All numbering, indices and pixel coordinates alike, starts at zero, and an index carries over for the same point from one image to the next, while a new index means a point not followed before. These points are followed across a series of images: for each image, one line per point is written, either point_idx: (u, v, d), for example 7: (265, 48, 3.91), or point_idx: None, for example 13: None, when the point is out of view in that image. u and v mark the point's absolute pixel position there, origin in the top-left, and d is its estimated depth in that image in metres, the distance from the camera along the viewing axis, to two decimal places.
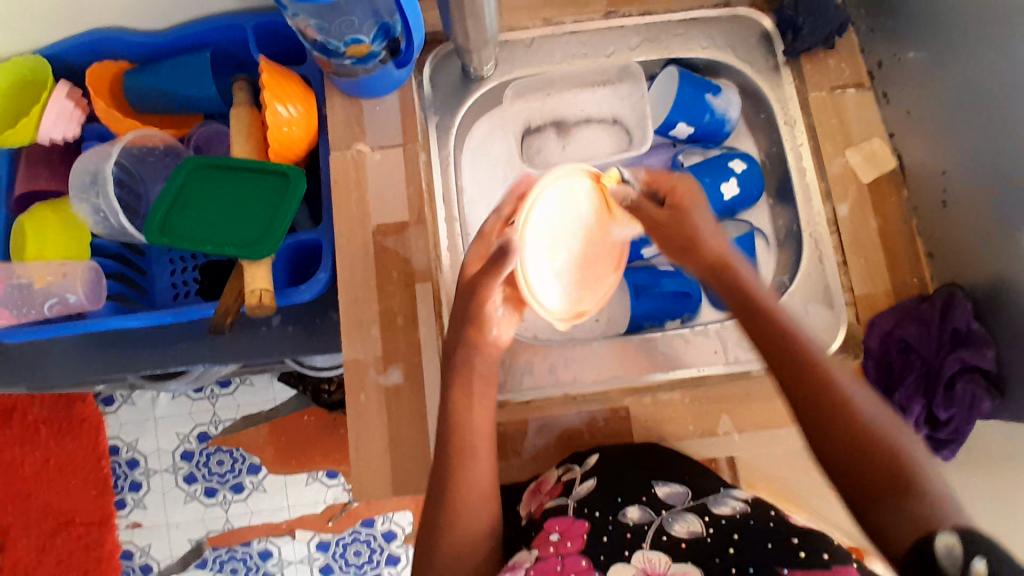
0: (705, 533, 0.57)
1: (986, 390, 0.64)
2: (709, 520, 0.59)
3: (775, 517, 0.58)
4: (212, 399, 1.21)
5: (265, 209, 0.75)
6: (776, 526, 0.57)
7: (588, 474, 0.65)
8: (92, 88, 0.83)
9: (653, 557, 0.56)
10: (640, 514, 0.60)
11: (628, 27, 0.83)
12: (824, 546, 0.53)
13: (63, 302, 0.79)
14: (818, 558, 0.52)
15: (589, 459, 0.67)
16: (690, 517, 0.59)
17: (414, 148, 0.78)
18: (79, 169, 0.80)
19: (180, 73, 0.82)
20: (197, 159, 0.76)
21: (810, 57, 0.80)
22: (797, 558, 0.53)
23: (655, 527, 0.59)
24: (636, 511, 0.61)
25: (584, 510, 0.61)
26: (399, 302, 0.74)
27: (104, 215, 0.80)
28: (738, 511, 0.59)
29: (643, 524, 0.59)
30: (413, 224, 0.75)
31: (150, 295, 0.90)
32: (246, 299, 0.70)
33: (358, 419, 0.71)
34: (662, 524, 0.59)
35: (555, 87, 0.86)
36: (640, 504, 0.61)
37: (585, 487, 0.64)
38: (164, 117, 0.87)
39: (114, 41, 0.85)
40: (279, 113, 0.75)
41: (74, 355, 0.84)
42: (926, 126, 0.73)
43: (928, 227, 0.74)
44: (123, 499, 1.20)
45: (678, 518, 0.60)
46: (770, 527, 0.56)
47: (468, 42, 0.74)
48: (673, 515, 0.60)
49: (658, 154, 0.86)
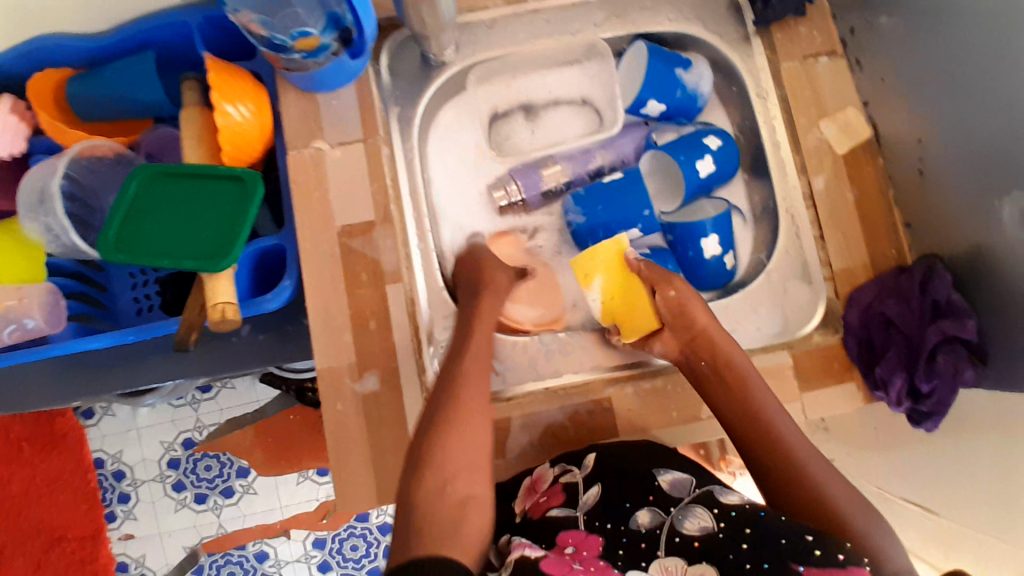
0: (716, 529, 0.54)
1: (968, 360, 0.63)
2: (718, 512, 0.56)
3: (788, 514, 0.53)
4: (194, 406, 1.18)
5: (222, 215, 0.71)
6: (789, 521, 0.52)
7: (591, 480, 0.63)
8: (35, 101, 0.79)
9: (670, 564, 0.53)
10: (650, 518, 0.58)
11: (592, 3, 0.80)
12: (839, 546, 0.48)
13: (21, 328, 0.75)
14: (831, 558, 0.48)
15: (587, 459, 0.66)
16: (699, 511, 0.57)
17: (376, 142, 0.74)
18: (28, 187, 0.76)
19: (123, 76, 0.77)
20: (150, 167, 0.72)
21: (782, 25, 0.77)
22: (810, 555, 0.48)
23: (666, 530, 0.56)
24: (646, 514, 0.58)
25: (594, 523, 0.59)
26: (371, 304, 0.71)
27: (56, 233, 0.75)
28: (748, 503, 0.56)
29: (655, 528, 0.57)
30: (379, 224, 0.73)
31: (113, 311, 0.86)
32: (208, 315, 0.68)
33: (337, 429, 0.69)
34: (673, 525, 0.57)
35: (520, 69, 0.83)
36: (648, 506, 0.59)
37: (590, 497, 0.62)
38: (112, 124, 0.83)
39: (48, 48, 0.79)
40: (227, 113, 0.71)
41: (42, 379, 0.81)
42: (900, 93, 0.71)
43: (905, 196, 0.73)
44: (113, 511, 1.18)
45: (688, 515, 0.57)
46: (783, 521, 0.52)
47: (424, 28, 0.70)
48: (683, 513, 0.57)
49: (631, 133, 0.83)
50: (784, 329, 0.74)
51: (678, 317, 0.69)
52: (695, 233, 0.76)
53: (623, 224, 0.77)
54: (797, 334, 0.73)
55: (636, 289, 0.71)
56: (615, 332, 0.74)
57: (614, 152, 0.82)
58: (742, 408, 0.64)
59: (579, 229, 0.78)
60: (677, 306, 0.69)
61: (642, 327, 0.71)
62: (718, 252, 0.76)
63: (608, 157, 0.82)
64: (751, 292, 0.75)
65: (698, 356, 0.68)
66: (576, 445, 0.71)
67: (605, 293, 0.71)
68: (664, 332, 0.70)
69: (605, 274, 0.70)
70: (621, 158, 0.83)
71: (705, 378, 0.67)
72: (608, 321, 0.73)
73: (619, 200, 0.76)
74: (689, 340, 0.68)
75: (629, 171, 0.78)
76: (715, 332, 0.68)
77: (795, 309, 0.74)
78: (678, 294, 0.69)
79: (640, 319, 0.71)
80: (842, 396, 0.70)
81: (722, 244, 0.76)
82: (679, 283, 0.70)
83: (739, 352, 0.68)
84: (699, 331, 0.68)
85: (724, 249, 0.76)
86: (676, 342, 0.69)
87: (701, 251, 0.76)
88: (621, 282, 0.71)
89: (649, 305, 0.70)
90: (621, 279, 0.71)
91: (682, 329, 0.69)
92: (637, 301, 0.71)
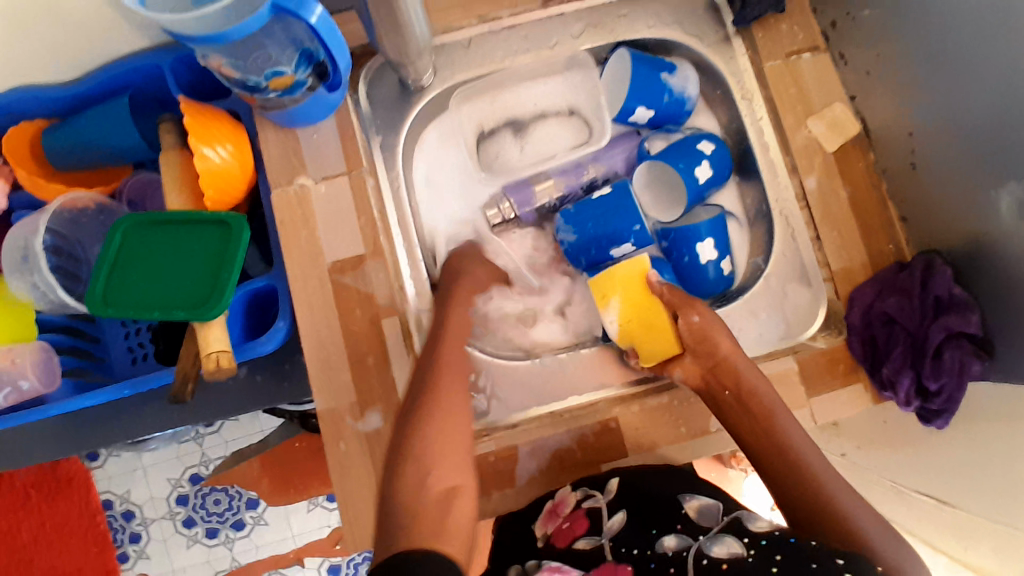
0: (745, 554, 0.54)
1: (974, 353, 0.62)
2: (748, 540, 0.55)
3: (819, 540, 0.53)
4: (198, 440, 1.16)
5: (210, 262, 0.70)
6: (820, 546, 0.52)
7: (617, 507, 0.65)
8: (11, 157, 0.78)
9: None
10: (677, 541, 0.59)
11: (568, 14, 0.79)
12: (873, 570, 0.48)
13: (15, 390, 0.74)
14: None
15: (610, 484, 0.67)
16: (728, 539, 0.57)
17: (360, 174, 0.73)
18: (12, 246, 0.74)
19: (97, 125, 0.76)
20: (133, 218, 0.71)
21: (761, 24, 0.76)
22: None
23: (693, 552, 0.57)
24: (673, 539, 0.59)
25: (620, 550, 0.61)
26: (367, 341, 0.70)
27: (44, 291, 0.74)
28: (777, 529, 0.56)
29: (682, 551, 0.58)
30: (369, 257, 0.71)
31: (106, 362, 0.85)
32: (202, 365, 0.67)
33: (342, 470, 0.68)
34: (701, 548, 0.57)
35: (502, 85, 0.82)
36: (676, 532, 0.60)
37: (615, 522, 0.64)
38: (89, 175, 0.82)
39: (22, 101, 0.78)
40: (207, 157, 0.69)
41: (40, 435, 0.79)
42: (886, 85, 0.70)
43: (899, 190, 0.72)
44: (125, 552, 1.17)
45: (716, 541, 0.57)
46: (812, 545, 0.52)
47: (400, 56, 0.69)
48: (712, 539, 0.57)
49: (623, 144, 0.82)
50: (787, 331, 0.74)
51: (701, 343, 0.68)
52: (690, 237, 0.74)
53: (614, 241, 0.75)
54: (801, 337, 0.73)
55: (656, 312, 0.70)
56: (632, 355, 0.73)
57: (606, 164, 0.82)
58: (759, 438, 0.64)
59: (570, 247, 0.77)
60: (700, 332, 0.68)
61: (662, 352, 0.70)
62: (715, 257, 0.75)
63: (600, 170, 0.82)
64: (751, 298, 0.75)
65: (722, 384, 0.66)
66: (585, 467, 0.69)
67: (626, 313, 0.70)
68: (685, 358, 0.69)
69: (623, 297, 0.70)
70: (613, 171, 0.82)
71: (728, 406, 0.66)
72: (625, 342, 0.72)
73: (610, 215, 0.75)
74: (712, 367, 0.67)
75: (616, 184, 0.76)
76: (735, 358, 0.67)
77: (794, 311, 0.74)
78: (701, 320, 0.68)
79: (660, 344, 0.69)
80: (848, 398, 0.69)
81: (718, 249, 0.75)
82: (702, 308, 0.69)
83: (747, 363, 0.67)
84: (722, 358, 0.67)
85: (721, 254, 0.75)
86: (699, 367, 0.68)
87: (697, 255, 0.74)
88: (642, 302, 0.70)
89: (670, 330, 0.69)
90: (640, 304, 0.70)
91: (701, 356, 0.68)
92: (655, 319, 0.70)
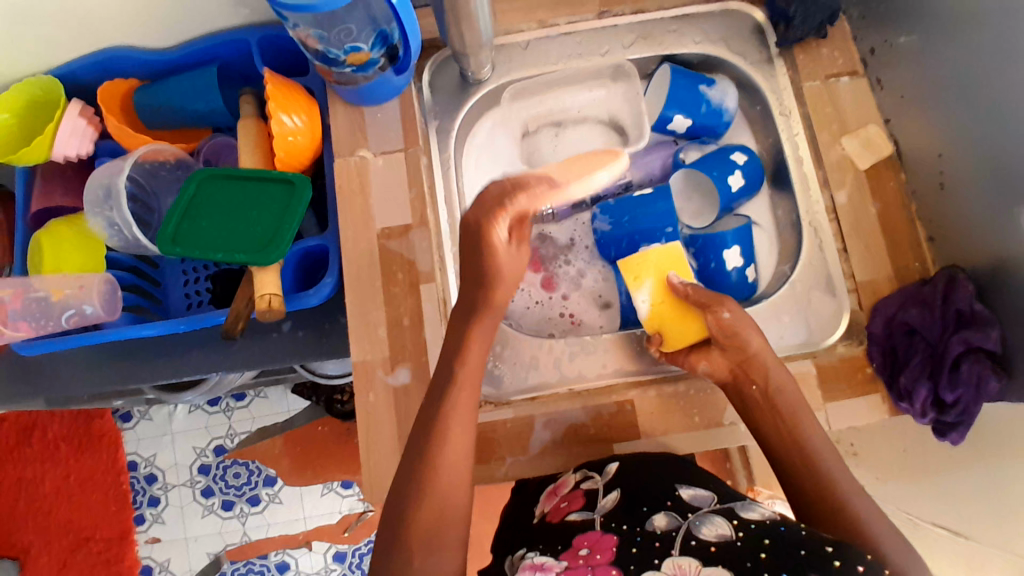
0: (734, 537, 0.56)
1: (992, 370, 0.63)
2: (738, 523, 0.58)
3: (809, 529, 0.56)
4: (227, 412, 1.23)
5: (270, 217, 0.76)
6: (810, 535, 0.55)
7: (612, 486, 0.67)
8: (103, 106, 0.85)
9: (684, 563, 0.56)
10: (667, 521, 0.61)
11: (622, 26, 0.85)
12: (861, 559, 0.50)
13: (80, 314, 0.81)
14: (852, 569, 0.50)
15: (609, 467, 0.69)
16: (717, 520, 0.59)
17: (415, 152, 0.79)
18: (93, 183, 0.82)
19: (186, 88, 0.85)
20: (207, 171, 0.78)
21: (803, 46, 0.81)
22: (831, 564, 0.51)
23: (683, 533, 0.59)
24: (663, 518, 0.61)
25: (611, 525, 0.62)
26: (405, 304, 0.75)
27: (118, 228, 0.81)
28: (770, 518, 0.58)
29: (671, 530, 0.60)
30: (416, 227, 0.77)
31: (164, 304, 0.92)
32: (256, 304, 0.72)
33: (368, 421, 0.72)
34: (690, 529, 0.59)
35: (550, 87, 0.86)
36: (666, 511, 0.62)
37: (609, 500, 0.65)
38: (176, 132, 0.90)
39: (123, 59, 0.87)
40: (283, 123, 0.77)
41: (89, 364, 0.86)
42: (920, 109, 0.73)
43: (927, 209, 0.74)
44: (142, 514, 1.22)
45: (706, 521, 0.59)
46: (804, 535, 0.54)
47: (464, 47, 0.75)
48: (701, 519, 0.60)
49: (659, 151, 0.87)
50: (808, 338, 0.74)
51: (730, 338, 0.69)
52: (717, 244, 0.78)
53: (647, 237, 0.79)
54: (822, 343, 0.74)
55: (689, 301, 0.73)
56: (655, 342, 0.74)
57: (642, 169, 0.86)
58: (789, 434, 0.66)
59: (604, 235, 0.81)
60: (730, 329, 0.70)
61: (688, 337, 0.73)
62: (740, 264, 0.78)
63: (636, 174, 0.86)
64: (776, 302, 0.76)
65: (750, 378, 0.69)
66: (598, 444, 0.73)
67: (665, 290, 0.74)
68: (715, 351, 0.71)
69: (657, 277, 0.74)
70: (648, 175, 0.86)
71: (754, 390, 0.69)
72: (651, 326, 0.74)
73: (645, 214, 0.79)
74: (741, 361, 0.69)
75: (657, 188, 0.80)
76: (766, 354, 0.69)
77: (818, 319, 0.74)
78: (732, 317, 0.70)
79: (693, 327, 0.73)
80: (865, 405, 0.70)
81: (744, 257, 0.78)
82: None
83: (781, 362, 0.69)
84: (751, 354, 0.69)
85: (746, 261, 0.78)
86: (726, 361, 0.70)
87: (724, 262, 0.77)
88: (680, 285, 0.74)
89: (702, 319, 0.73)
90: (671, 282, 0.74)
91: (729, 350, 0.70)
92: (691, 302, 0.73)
